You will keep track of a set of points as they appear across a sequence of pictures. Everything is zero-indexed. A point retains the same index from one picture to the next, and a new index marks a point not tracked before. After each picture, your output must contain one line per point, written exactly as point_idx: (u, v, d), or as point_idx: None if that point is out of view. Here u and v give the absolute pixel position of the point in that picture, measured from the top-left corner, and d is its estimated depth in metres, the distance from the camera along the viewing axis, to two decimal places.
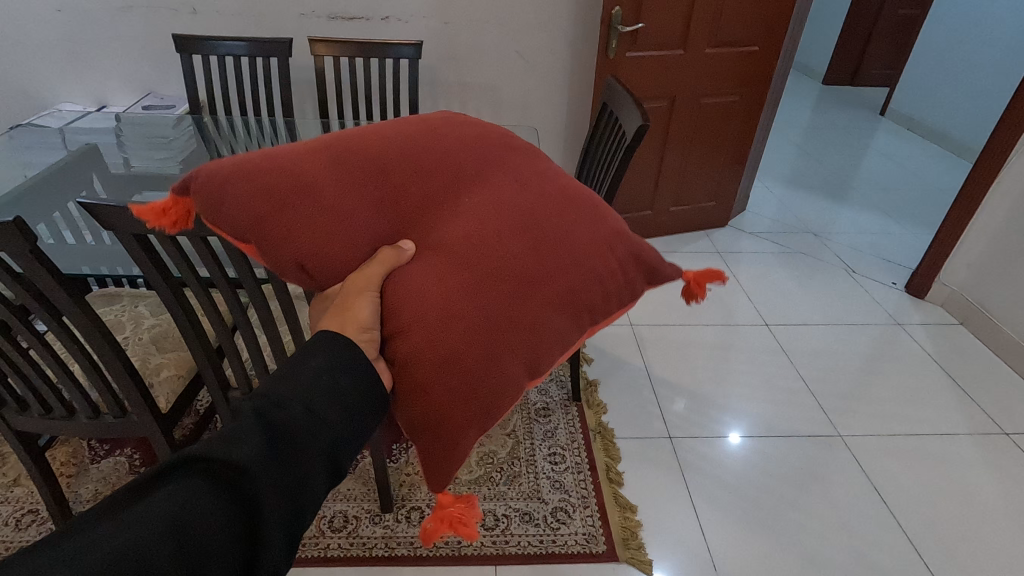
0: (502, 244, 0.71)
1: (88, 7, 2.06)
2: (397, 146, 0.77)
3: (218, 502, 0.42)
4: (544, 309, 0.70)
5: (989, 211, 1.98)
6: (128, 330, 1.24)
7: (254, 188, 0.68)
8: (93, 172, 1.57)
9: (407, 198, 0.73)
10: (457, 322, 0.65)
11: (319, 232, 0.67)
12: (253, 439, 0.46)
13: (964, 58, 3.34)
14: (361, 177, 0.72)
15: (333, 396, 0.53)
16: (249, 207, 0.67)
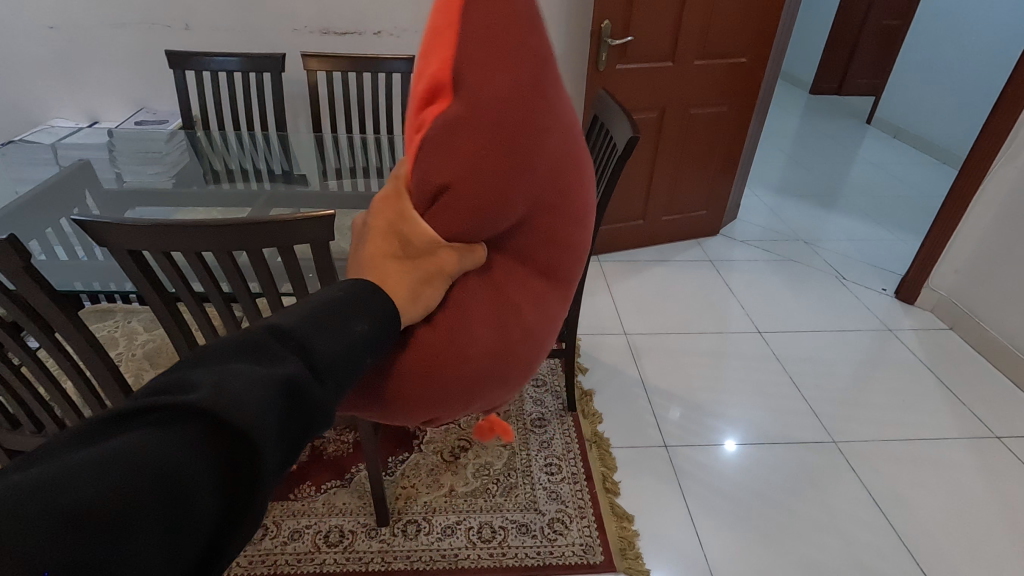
0: (531, 338, 0.62)
1: (81, 24, 2.07)
2: (583, 194, 0.62)
3: (208, 474, 0.31)
4: (485, 398, 0.64)
5: (974, 218, 2.01)
6: (121, 346, 1.24)
7: (504, 95, 0.50)
8: (86, 187, 1.56)
9: (564, 209, 0.59)
10: (471, 350, 0.57)
11: (498, 147, 0.50)
12: (274, 399, 0.35)
13: (948, 67, 3.40)
14: (550, 178, 0.55)
15: (354, 368, 0.43)
16: (491, 100, 0.49)
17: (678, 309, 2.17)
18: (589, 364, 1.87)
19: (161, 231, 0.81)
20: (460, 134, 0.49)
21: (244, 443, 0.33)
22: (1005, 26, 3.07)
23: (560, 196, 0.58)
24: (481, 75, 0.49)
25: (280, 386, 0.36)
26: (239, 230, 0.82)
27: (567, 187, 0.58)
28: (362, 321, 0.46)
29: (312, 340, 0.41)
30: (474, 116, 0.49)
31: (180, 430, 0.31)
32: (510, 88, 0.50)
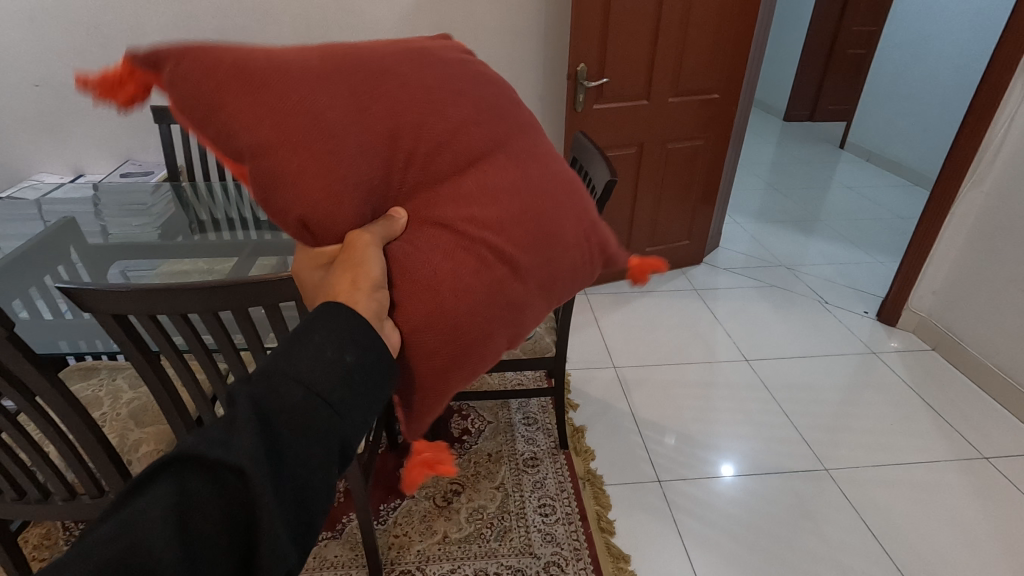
0: (489, 214, 0.67)
1: (68, 81, 2.11)
2: (408, 91, 0.68)
3: (217, 517, 0.37)
4: (525, 289, 0.69)
5: (947, 242, 2.07)
6: (106, 406, 1.22)
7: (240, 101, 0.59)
8: (71, 242, 1.57)
9: (385, 112, 0.65)
10: (439, 268, 0.63)
11: (304, 146, 0.59)
12: (248, 432, 0.40)
13: (913, 93, 3.54)
14: (353, 115, 0.63)
15: (341, 375, 0.47)
16: (243, 111, 0.59)
17: (666, 340, 2.19)
18: (580, 400, 1.87)
19: (146, 296, 0.82)
20: (279, 161, 0.59)
21: (237, 482, 0.38)
22: (962, 55, 3.21)
23: (412, 117, 0.66)
24: (244, 120, 0.59)
25: (256, 420, 0.41)
26: (223, 290, 0.83)
27: (398, 104, 0.66)
28: (324, 330, 0.49)
29: (281, 365, 0.45)
30: (279, 154, 0.59)
31: (172, 489, 0.37)
32: (268, 105, 0.60)
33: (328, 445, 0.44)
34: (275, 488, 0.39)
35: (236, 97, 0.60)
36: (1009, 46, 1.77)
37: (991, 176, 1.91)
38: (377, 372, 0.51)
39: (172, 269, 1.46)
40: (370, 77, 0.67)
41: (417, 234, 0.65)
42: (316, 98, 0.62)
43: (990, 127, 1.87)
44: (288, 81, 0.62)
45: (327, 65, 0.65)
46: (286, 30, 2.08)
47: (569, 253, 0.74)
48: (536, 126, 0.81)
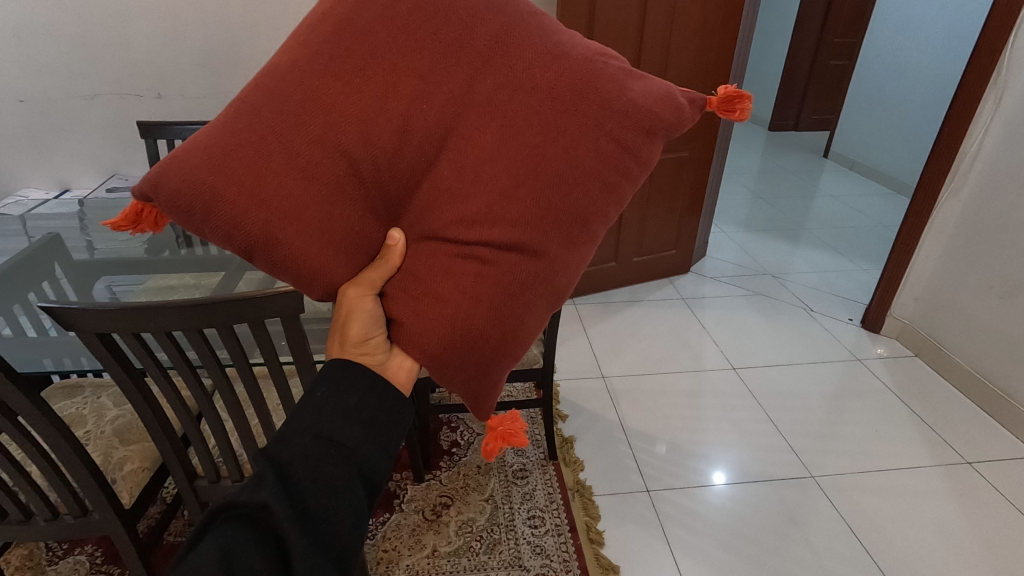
0: (486, 203, 0.65)
1: (53, 96, 2.10)
2: (346, 106, 0.65)
3: (251, 544, 0.49)
4: (551, 255, 0.67)
5: (927, 250, 2.11)
6: (89, 424, 1.21)
7: (210, 210, 0.61)
8: (55, 258, 1.56)
9: (336, 147, 0.64)
10: (443, 286, 0.65)
11: (278, 226, 0.61)
12: (268, 476, 0.52)
13: (894, 103, 3.61)
14: (310, 170, 0.63)
15: (344, 419, 0.58)
16: (216, 218, 0.61)
17: (654, 349, 2.20)
18: (569, 411, 1.88)
19: (130, 314, 0.82)
20: (268, 247, 0.62)
21: (265, 513, 0.50)
22: (939, 65, 3.28)
23: (362, 140, 0.65)
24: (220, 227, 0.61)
25: (269, 468, 0.53)
26: (209, 308, 0.84)
27: (337, 126, 0.64)
28: (326, 385, 0.60)
29: (290, 423, 0.57)
30: (270, 247, 0.62)
31: (218, 531, 0.49)
32: (226, 203, 0.61)
33: (343, 473, 0.54)
34: (293, 515, 0.50)
35: (196, 208, 0.61)
36: (982, 60, 1.81)
37: (968, 187, 1.96)
38: (383, 403, 0.60)
39: (158, 284, 1.46)
40: (299, 114, 0.64)
41: (417, 260, 0.67)
42: (271, 174, 0.62)
43: (965, 139, 1.92)
44: (230, 170, 0.61)
45: (254, 122, 0.63)
46: (272, 44, 2.09)
47: (588, 187, 0.69)
48: (499, 40, 0.70)
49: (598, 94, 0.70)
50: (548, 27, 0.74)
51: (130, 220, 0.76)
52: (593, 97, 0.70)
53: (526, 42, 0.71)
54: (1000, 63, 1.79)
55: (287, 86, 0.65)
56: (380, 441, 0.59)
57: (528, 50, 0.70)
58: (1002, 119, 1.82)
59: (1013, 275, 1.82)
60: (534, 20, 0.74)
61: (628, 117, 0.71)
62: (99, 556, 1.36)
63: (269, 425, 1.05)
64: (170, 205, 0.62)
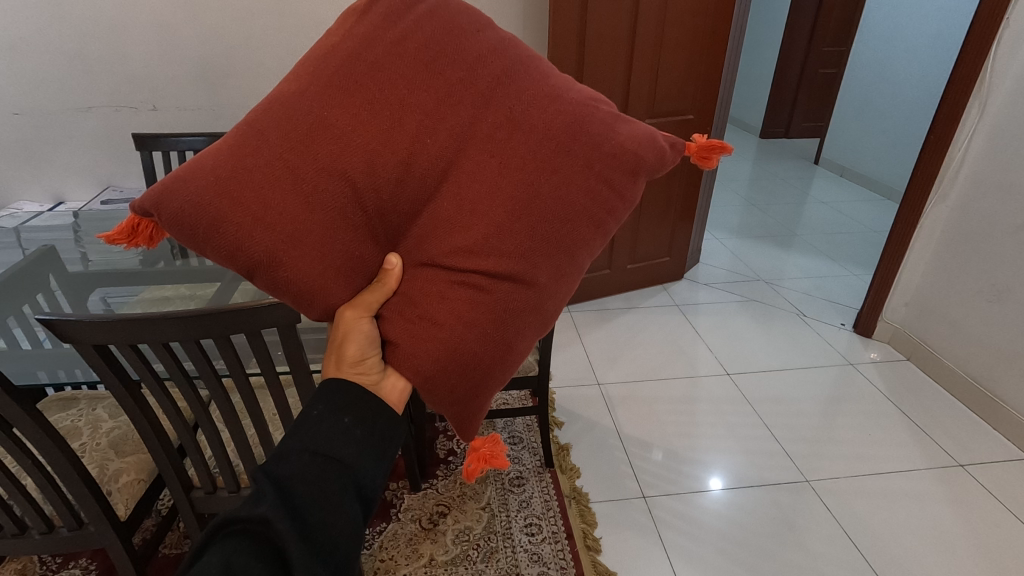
0: (483, 233, 0.66)
1: (48, 109, 2.11)
2: (351, 136, 0.66)
3: (254, 558, 0.49)
4: (543, 285, 0.69)
5: (917, 254, 2.14)
6: (85, 436, 1.20)
7: (213, 231, 0.62)
8: (50, 270, 1.56)
9: (340, 175, 0.65)
10: (438, 314, 0.65)
11: (278, 250, 0.62)
12: (269, 493, 0.53)
13: (882, 110, 3.66)
14: (313, 196, 0.64)
15: (341, 436, 0.59)
16: (219, 238, 0.62)
17: (649, 355, 2.21)
18: (565, 418, 1.89)
19: (127, 326, 0.82)
20: (268, 269, 0.63)
21: (266, 526, 0.50)
22: (925, 73, 3.33)
23: (365, 169, 0.66)
24: (221, 248, 0.62)
25: (270, 484, 0.54)
26: (205, 319, 0.84)
27: (342, 156, 0.65)
28: (321, 404, 0.62)
29: (285, 443, 0.58)
30: (272, 269, 0.63)
31: (220, 548, 0.49)
32: (228, 224, 0.61)
33: (339, 487, 0.56)
34: (294, 530, 0.51)
35: (199, 229, 0.62)
36: (966, 67, 1.85)
37: (955, 192, 1.99)
38: (377, 419, 0.62)
39: (153, 295, 1.46)
40: (305, 141, 0.65)
41: (414, 284, 0.68)
42: (274, 198, 0.63)
43: (951, 145, 1.95)
44: (235, 193, 0.62)
45: (260, 148, 0.64)
46: (266, 57, 2.11)
47: (581, 225, 0.71)
48: (503, 77, 0.72)
49: (595, 134, 0.72)
50: (547, 68, 0.76)
51: (128, 234, 0.77)
52: (589, 137, 0.72)
53: (528, 80, 0.73)
54: (983, 70, 1.82)
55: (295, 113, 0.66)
56: (376, 458, 0.60)
57: (531, 88, 0.72)
58: (987, 125, 1.86)
59: (1001, 278, 1.85)
60: (534, 62, 0.76)
61: (621, 158, 0.73)
62: (94, 570, 1.36)
63: (266, 435, 1.06)
64: (171, 221, 0.63)
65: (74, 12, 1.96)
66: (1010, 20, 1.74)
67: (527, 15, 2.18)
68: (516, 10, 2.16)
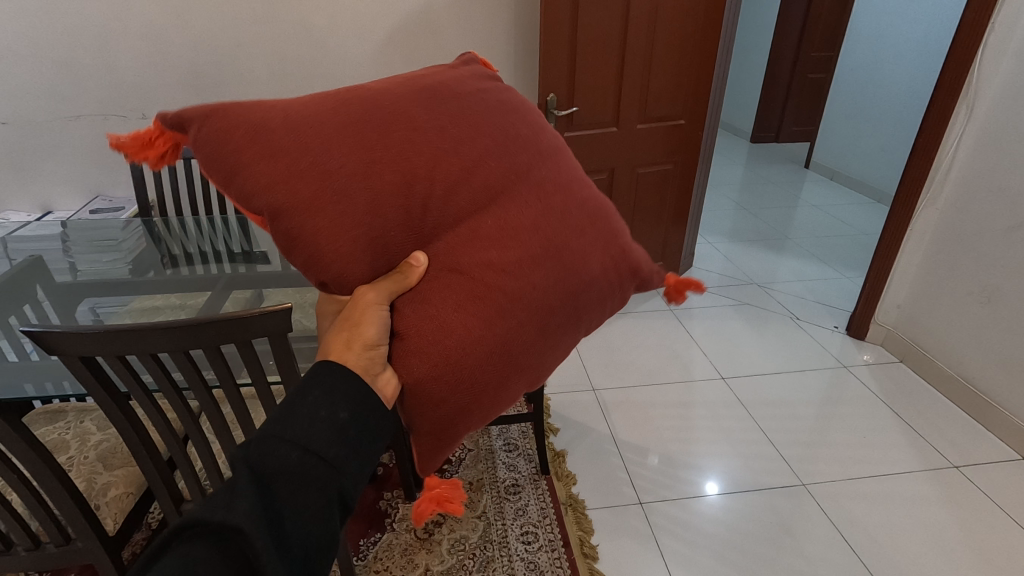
0: (509, 255, 0.68)
1: (35, 119, 2.09)
2: (421, 135, 0.71)
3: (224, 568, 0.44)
4: (545, 325, 0.70)
5: (908, 257, 2.15)
6: (72, 450, 1.18)
7: (270, 170, 0.66)
8: (38, 280, 1.54)
9: (400, 163, 0.68)
10: (450, 320, 0.65)
11: (316, 204, 0.65)
12: (247, 493, 0.48)
13: (870, 114, 3.69)
14: (367, 172, 0.67)
15: (333, 434, 0.55)
16: (271, 178, 0.66)
17: (644, 360, 2.21)
18: (560, 424, 1.88)
19: (116, 338, 0.81)
20: (298, 220, 0.65)
21: (242, 533, 0.46)
22: (912, 77, 3.37)
23: (423, 163, 0.69)
24: (267, 183, 0.66)
25: (251, 481, 0.49)
26: (195, 329, 0.83)
27: (407, 149, 0.69)
28: (319, 390, 0.57)
29: (276, 430, 0.53)
30: (306, 218, 0.65)
31: (181, 551, 0.45)
32: (289, 169, 0.66)
33: (323, 497, 0.51)
34: (271, 543, 0.47)
35: (257, 162, 0.67)
36: (954, 71, 1.87)
37: (945, 195, 2.01)
38: (370, 422, 0.58)
39: (143, 305, 1.44)
40: (381, 129, 0.70)
41: (432, 283, 0.67)
42: (332, 159, 0.67)
43: (940, 149, 1.97)
44: (305, 147, 0.67)
45: (340, 122, 0.69)
46: (257, 64, 2.10)
47: (589, 286, 0.74)
48: (556, 153, 0.81)
49: (615, 226, 0.80)
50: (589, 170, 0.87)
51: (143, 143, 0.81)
52: (610, 225, 0.80)
53: (573, 166, 0.82)
54: (970, 75, 1.84)
55: (383, 108, 0.72)
56: (364, 463, 0.57)
57: (576, 173, 0.82)
58: (975, 128, 1.87)
59: (991, 280, 1.86)
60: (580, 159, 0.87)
61: (631, 256, 0.80)
62: None
63: None
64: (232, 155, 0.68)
65: (63, 21, 1.95)
66: (995, 24, 1.76)
67: (518, 21, 2.18)
68: (507, 16, 2.17)
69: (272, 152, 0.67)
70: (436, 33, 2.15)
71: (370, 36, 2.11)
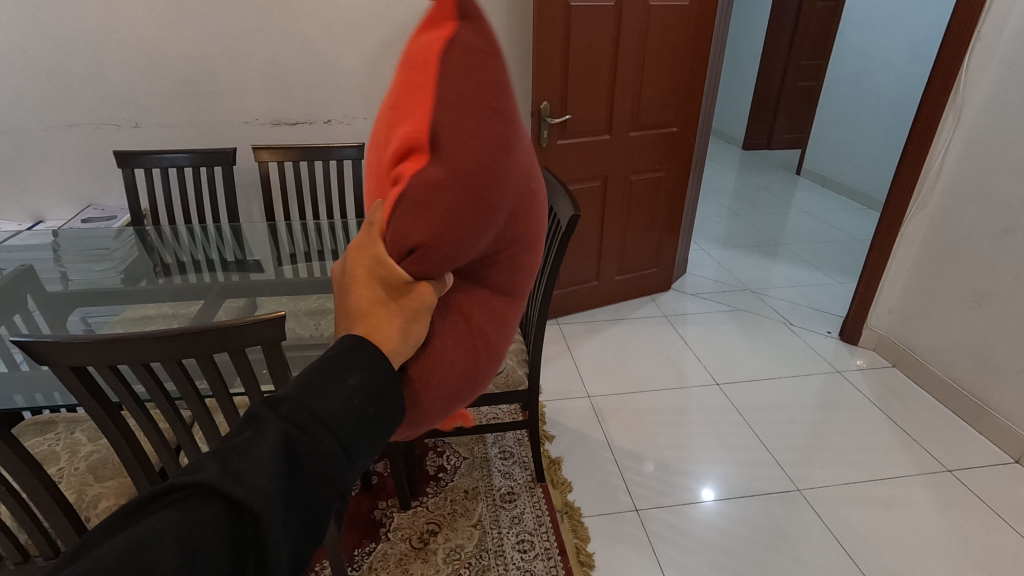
0: (496, 360, 0.62)
1: (27, 128, 2.09)
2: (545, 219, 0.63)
3: (224, 560, 0.35)
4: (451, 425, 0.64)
5: (899, 262, 2.17)
6: (63, 461, 1.17)
7: (488, 127, 0.49)
8: (28, 290, 1.52)
9: (532, 218, 0.59)
10: (444, 380, 0.56)
11: (486, 198, 0.49)
12: (270, 469, 0.38)
13: (861, 121, 3.73)
14: (517, 208, 0.55)
15: (362, 425, 0.45)
16: (480, 137, 0.49)
17: (639, 367, 2.21)
18: (556, 432, 1.87)
19: (107, 348, 0.80)
20: (439, 184, 0.47)
21: (254, 522, 0.36)
22: (901, 84, 3.41)
23: (534, 238, 0.61)
24: (459, 124, 0.49)
25: (280, 458, 0.39)
26: (188, 338, 0.82)
27: (538, 218, 0.61)
28: (358, 373, 0.47)
29: (310, 401, 0.43)
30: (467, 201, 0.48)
31: (173, 524, 0.34)
32: (500, 148, 0.51)
33: (337, 494, 0.43)
34: (282, 540, 0.37)
35: (475, 101, 0.50)
36: (942, 79, 1.89)
37: (934, 201, 2.03)
38: (387, 430, 0.48)
39: (135, 314, 1.43)
40: (537, 189, 0.61)
41: (463, 312, 0.57)
42: (516, 172, 0.53)
43: (929, 155, 1.99)
44: (515, 147, 0.53)
45: (528, 156, 0.59)
46: (251, 73, 2.10)
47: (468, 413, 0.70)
48: None
49: None
50: None
51: None
52: None
53: None
54: (957, 83, 1.87)
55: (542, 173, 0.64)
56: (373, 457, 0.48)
57: None
58: (962, 135, 1.90)
59: (981, 285, 1.88)
60: None
61: None
62: None
63: None
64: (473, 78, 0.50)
65: (55, 30, 1.95)
66: (982, 33, 1.79)
67: (511, 30, 2.20)
68: (500, 25, 2.18)
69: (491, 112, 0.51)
70: None
71: (363, 46, 2.13)
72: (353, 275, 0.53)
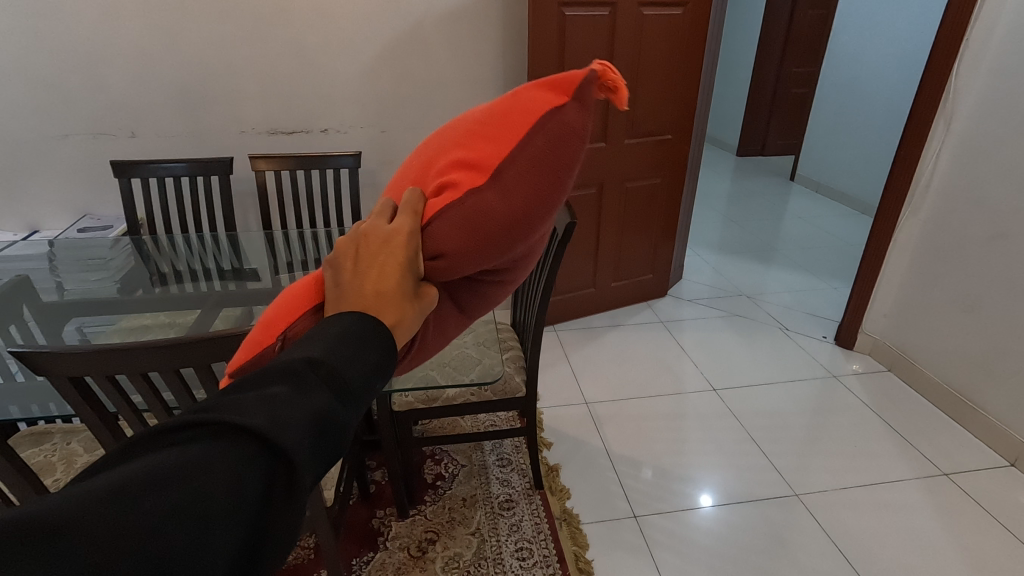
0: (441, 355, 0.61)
1: (24, 139, 2.09)
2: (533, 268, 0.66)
3: (255, 511, 0.31)
4: None
5: (893, 266, 2.19)
6: (59, 472, 1.17)
7: (548, 187, 0.54)
8: (25, 301, 1.52)
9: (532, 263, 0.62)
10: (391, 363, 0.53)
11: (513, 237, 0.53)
12: (310, 428, 0.35)
13: (854, 126, 3.76)
14: (526, 255, 0.59)
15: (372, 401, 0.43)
16: (540, 195, 0.53)
17: (635, 373, 2.21)
18: (554, 439, 1.87)
19: (105, 359, 0.80)
20: (485, 216, 0.52)
21: (287, 471, 0.33)
22: (893, 90, 3.44)
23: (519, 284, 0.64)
24: (526, 164, 0.53)
25: (320, 417, 0.36)
26: (185, 347, 0.82)
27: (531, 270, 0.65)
28: (376, 354, 0.44)
29: (343, 369, 0.40)
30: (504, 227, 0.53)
31: (217, 457, 0.30)
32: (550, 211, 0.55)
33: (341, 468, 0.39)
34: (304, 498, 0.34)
35: (550, 146, 0.53)
36: (932, 87, 1.92)
37: (926, 207, 2.05)
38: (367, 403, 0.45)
39: (131, 324, 1.43)
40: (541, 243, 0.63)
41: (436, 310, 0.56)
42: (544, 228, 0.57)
43: (921, 161, 2.01)
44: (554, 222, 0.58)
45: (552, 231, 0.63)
46: (248, 82, 2.12)
47: None
48: None
49: None
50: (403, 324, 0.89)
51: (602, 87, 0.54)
52: None
53: None
54: (946, 90, 1.90)
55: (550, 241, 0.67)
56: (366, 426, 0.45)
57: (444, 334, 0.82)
58: (953, 141, 1.92)
59: (974, 289, 1.89)
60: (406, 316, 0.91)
61: None
62: None
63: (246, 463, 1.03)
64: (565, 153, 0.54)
65: (53, 39, 1.95)
66: (970, 41, 1.81)
67: (506, 40, 2.21)
68: (495, 35, 2.20)
69: (559, 169, 0.54)
70: (426, 51, 2.18)
71: (360, 55, 2.14)
72: (388, 250, 0.50)
